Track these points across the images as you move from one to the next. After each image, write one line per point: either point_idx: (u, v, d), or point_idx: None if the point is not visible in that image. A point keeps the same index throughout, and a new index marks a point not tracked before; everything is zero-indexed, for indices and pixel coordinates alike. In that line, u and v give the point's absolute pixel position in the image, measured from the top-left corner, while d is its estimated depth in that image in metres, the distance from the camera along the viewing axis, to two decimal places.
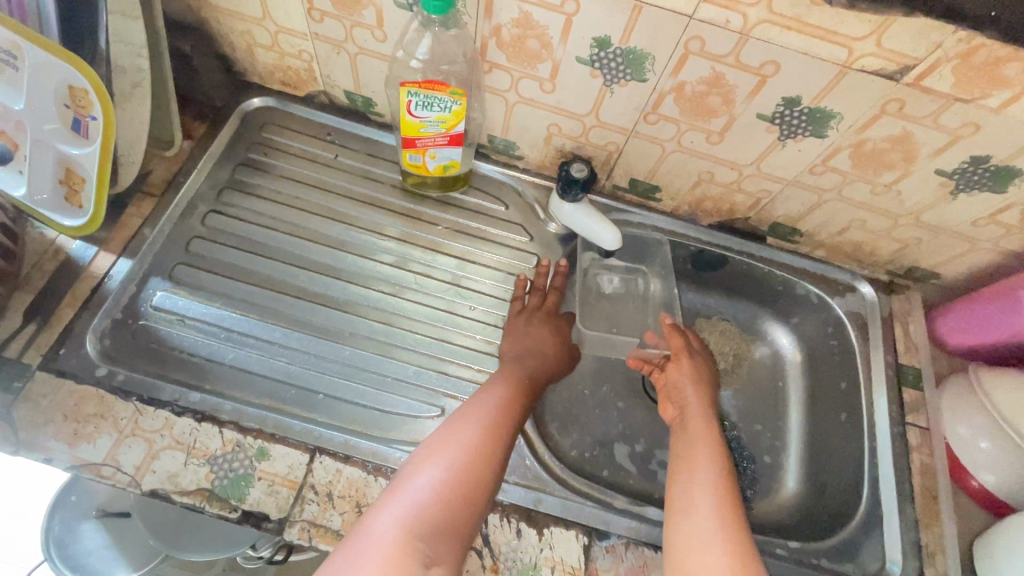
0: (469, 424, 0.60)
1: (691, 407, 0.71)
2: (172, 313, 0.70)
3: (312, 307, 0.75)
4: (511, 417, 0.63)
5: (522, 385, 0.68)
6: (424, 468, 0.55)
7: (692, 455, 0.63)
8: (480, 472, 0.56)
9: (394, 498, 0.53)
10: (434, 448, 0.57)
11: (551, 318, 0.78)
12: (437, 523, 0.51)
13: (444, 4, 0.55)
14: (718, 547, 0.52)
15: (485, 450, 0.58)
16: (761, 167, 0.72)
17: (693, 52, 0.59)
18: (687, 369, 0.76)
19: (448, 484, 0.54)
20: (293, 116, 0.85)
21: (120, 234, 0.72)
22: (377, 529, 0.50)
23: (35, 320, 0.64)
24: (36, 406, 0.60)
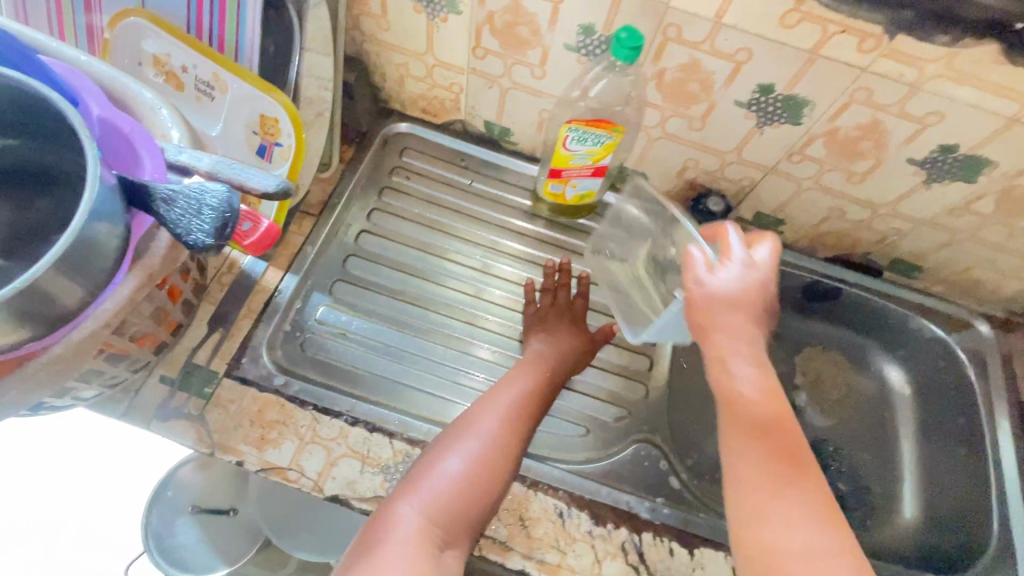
0: (491, 416, 0.63)
1: (748, 377, 0.53)
2: (335, 327, 0.75)
3: (453, 324, 0.79)
4: (530, 408, 0.65)
5: (544, 377, 0.69)
6: (444, 460, 0.58)
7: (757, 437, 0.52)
8: (498, 463, 0.59)
9: (417, 488, 0.56)
10: (454, 439, 0.60)
11: (568, 308, 0.78)
12: (454, 513, 0.56)
13: (635, 53, 0.58)
14: (799, 542, 0.47)
15: (507, 443, 0.61)
16: (897, 207, 0.74)
17: (858, 101, 0.62)
18: (706, 318, 0.55)
19: (467, 475, 0.57)
20: (430, 141, 0.89)
21: (284, 251, 0.76)
22: (399, 518, 0.54)
23: (219, 329, 0.69)
24: (226, 411, 0.65)
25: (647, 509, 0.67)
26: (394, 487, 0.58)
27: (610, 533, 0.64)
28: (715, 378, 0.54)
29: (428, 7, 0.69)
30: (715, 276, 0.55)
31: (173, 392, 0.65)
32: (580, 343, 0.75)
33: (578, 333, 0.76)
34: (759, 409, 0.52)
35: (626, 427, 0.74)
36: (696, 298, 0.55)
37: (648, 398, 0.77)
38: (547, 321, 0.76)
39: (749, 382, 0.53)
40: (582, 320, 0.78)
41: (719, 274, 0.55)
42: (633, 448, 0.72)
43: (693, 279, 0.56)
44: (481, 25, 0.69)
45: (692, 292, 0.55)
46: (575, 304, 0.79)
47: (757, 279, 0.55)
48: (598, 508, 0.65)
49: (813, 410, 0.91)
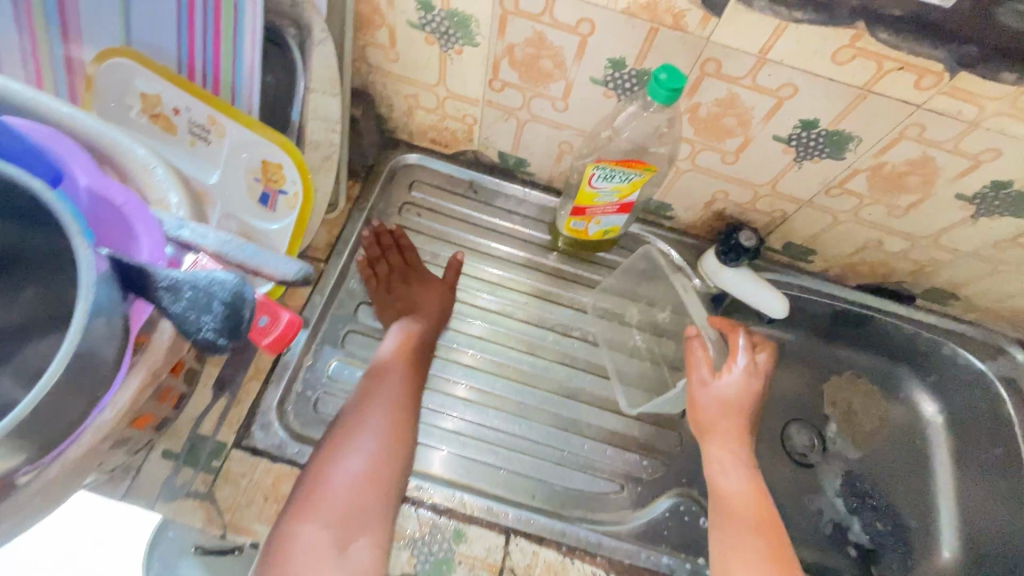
0: (370, 410, 0.61)
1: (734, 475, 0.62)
2: (350, 384, 0.69)
3: (470, 372, 0.73)
4: (415, 392, 0.65)
5: (421, 353, 0.68)
6: (334, 467, 0.57)
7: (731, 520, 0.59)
8: (390, 455, 0.59)
9: (311, 501, 0.56)
10: (337, 442, 0.59)
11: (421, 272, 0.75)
12: (360, 513, 0.56)
13: (674, 94, 0.53)
14: None
15: (388, 431, 0.60)
16: (939, 239, 0.71)
17: (909, 136, 0.58)
18: (697, 403, 0.66)
19: (365, 474, 0.57)
20: (441, 172, 0.84)
21: (292, 302, 0.70)
22: (297, 537, 0.53)
23: (225, 394, 0.64)
24: (237, 486, 0.60)
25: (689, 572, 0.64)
26: (286, 506, 0.56)
27: None
28: (710, 474, 0.63)
29: (441, 39, 0.64)
30: (717, 377, 0.65)
31: (178, 468, 0.60)
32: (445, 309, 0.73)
33: (442, 299, 0.73)
34: (744, 508, 0.60)
35: (661, 479, 0.71)
36: (711, 390, 0.65)
37: (683, 446, 0.73)
38: (399, 289, 0.73)
39: (739, 482, 0.61)
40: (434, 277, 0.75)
41: (722, 376, 0.65)
42: (670, 504, 0.68)
43: (699, 373, 0.66)
44: (499, 57, 0.64)
45: (695, 382, 0.66)
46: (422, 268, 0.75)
47: (753, 390, 0.65)
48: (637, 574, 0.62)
49: (844, 441, 0.88)
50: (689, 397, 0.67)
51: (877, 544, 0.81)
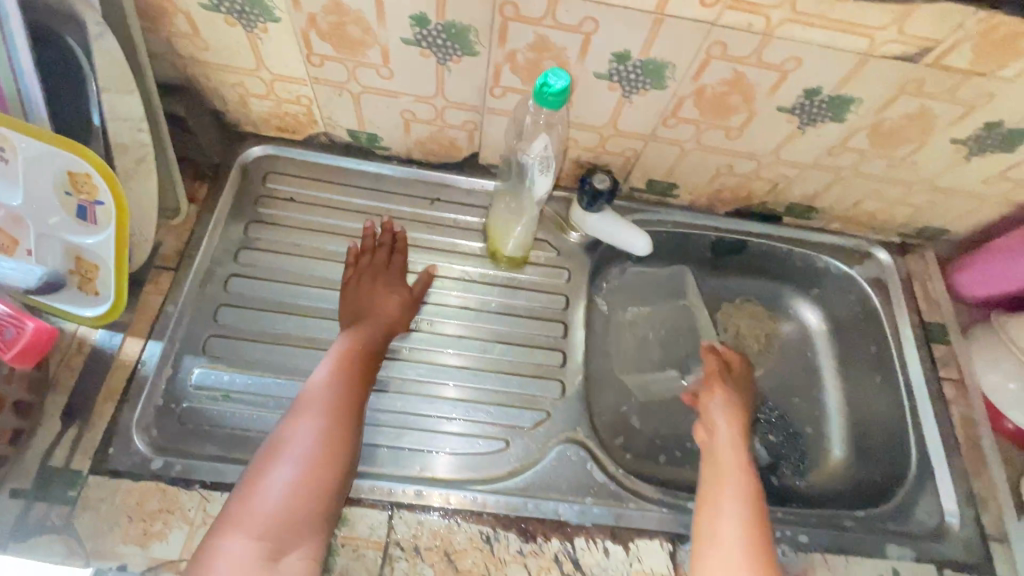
0: (319, 412, 0.60)
1: (720, 437, 0.69)
2: (216, 390, 0.67)
3: None
4: (355, 393, 0.62)
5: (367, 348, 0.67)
6: (280, 471, 0.56)
7: (721, 488, 0.62)
8: (329, 460, 0.57)
9: (244, 511, 0.53)
10: (283, 446, 0.57)
11: (376, 265, 0.74)
12: (290, 517, 0.54)
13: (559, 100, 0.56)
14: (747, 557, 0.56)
15: (334, 435, 0.59)
16: (780, 155, 0.73)
17: (715, 56, 0.59)
18: (723, 396, 0.73)
19: (300, 479, 0.55)
20: (295, 160, 0.81)
21: (144, 316, 0.68)
22: (230, 545, 0.51)
23: (75, 422, 0.61)
24: (97, 512, 0.57)
25: (578, 513, 0.65)
26: (220, 516, 0.54)
27: (542, 547, 0.62)
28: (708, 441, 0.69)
29: (241, 18, 0.61)
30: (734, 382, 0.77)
31: (30, 505, 0.57)
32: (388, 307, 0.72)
33: (388, 297, 0.72)
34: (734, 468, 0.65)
35: (548, 429, 0.71)
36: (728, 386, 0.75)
37: (565, 396, 0.74)
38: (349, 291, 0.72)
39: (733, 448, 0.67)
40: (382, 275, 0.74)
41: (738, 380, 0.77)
42: (558, 451, 0.69)
43: (720, 376, 0.75)
44: (305, 29, 0.62)
45: (716, 384, 0.74)
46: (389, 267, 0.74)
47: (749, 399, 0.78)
48: (525, 523, 0.63)
49: None
50: (707, 388, 0.75)
51: (776, 456, 0.84)
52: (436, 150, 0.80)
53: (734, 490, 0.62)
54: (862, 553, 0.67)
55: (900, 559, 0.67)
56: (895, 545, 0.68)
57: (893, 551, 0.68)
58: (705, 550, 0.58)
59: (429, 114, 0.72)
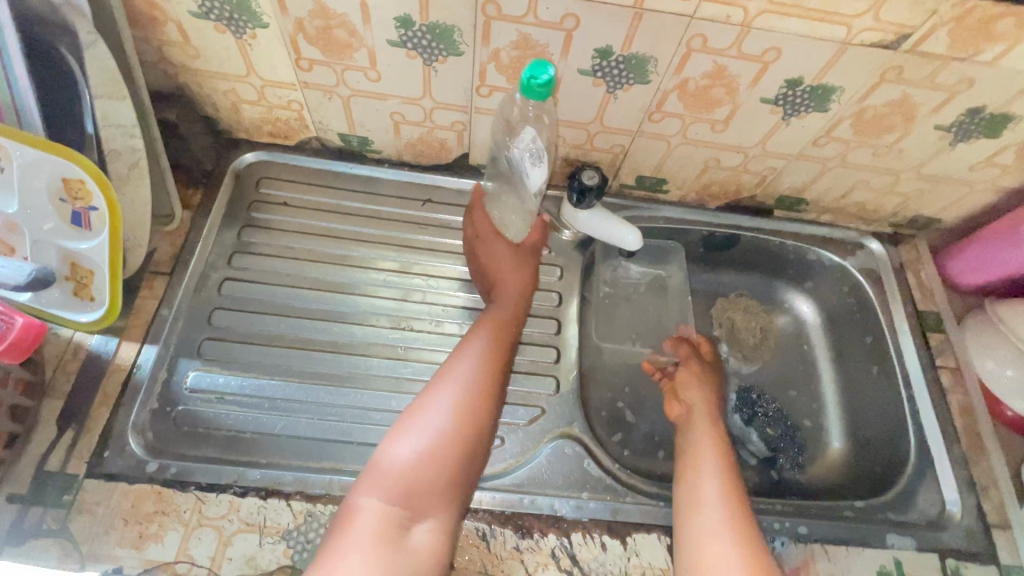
0: (463, 391, 0.63)
1: (695, 414, 0.72)
2: (210, 392, 0.68)
3: (346, 359, 0.73)
4: (493, 375, 0.66)
5: (503, 334, 0.70)
6: (415, 442, 0.59)
7: (700, 456, 0.65)
8: (463, 436, 0.61)
9: (381, 473, 0.58)
10: (420, 418, 0.61)
11: (498, 243, 0.76)
12: (424, 487, 0.57)
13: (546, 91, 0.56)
14: (724, 530, 0.57)
15: (464, 415, 0.62)
16: (766, 147, 0.73)
17: (696, 49, 0.60)
18: (698, 372, 0.77)
19: (435, 450, 0.59)
20: (288, 165, 0.83)
21: (139, 321, 0.69)
22: (370, 505, 0.56)
23: (71, 426, 0.61)
24: (93, 515, 0.57)
25: (574, 508, 0.64)
26: (361, 475, 0.58)
27: (538, 543, 0.61)
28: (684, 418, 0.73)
29: (230, 25, 0.62)
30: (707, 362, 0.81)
31: (25, 509, 0.57)
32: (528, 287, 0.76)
33: (525, 275, 0.76)
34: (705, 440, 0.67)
35: (543, 425, 0.71)
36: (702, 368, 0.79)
37: (560, 392, 0.74)
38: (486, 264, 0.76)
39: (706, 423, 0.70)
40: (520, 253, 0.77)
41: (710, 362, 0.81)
42: (553, 447, 0.69)
43: (692, 358, 0.79)
44: (293, 34, 0.63)
45: (693, 362, 0.79)
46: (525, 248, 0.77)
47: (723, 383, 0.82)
48: (522, 519, 0.63)
49: (736, 358, 0.90)
50: (684, 368, 0.78)
51: (775, 450, 0.83)
52: (426, 151, 0.81)
53: (711, 461, 0.64)
54: (861, 543, 0.66)
55: (901, 548, 0.66)
56: (895, 535, 0.67)
57: (893, 540, 0.67)
58: (689, 513, 0.59)
59: (417, 116, 0.73)
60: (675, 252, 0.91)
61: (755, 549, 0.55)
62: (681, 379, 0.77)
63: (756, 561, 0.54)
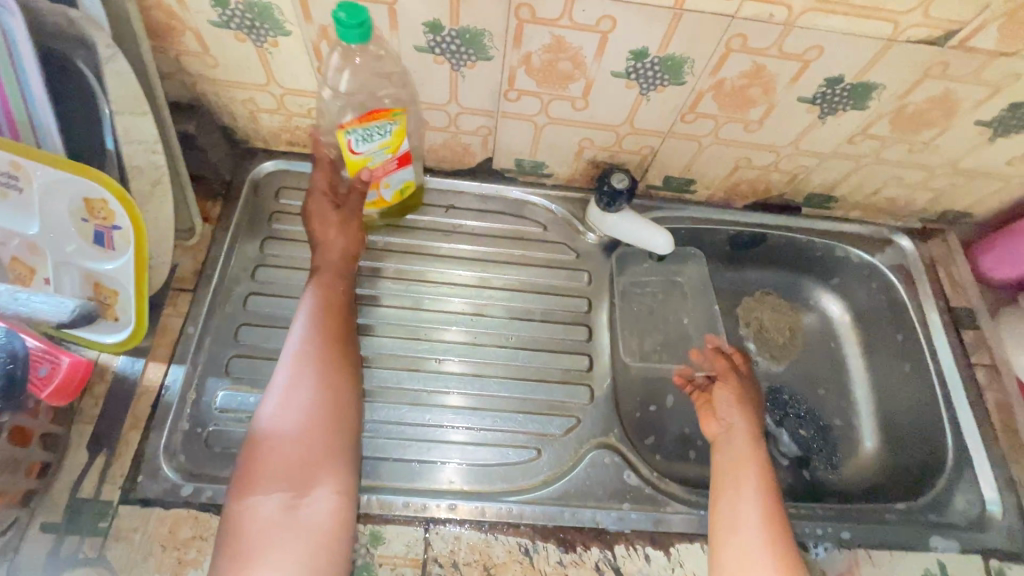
0: (304, 361, 0.60)
1: (735, 432, 0.68)
2: (241, 411, 0.66)
3: (376, 373, 0.71)
4: (337, 335, 0.63)
5: (344, 295, 0.67)
6: (274, 433, 0.55)
7: (741, 478, 0.63)
8: (322, 401, 0.58)
9: (251, 474, 0.54)
10: (268, 409, 0.57)
11: (319, 203, 0.69)
12: (299, 463, 0.54)
13: (366, 30, 0.52)
14: (761, 555, 0.56)
15: (317, 392, 0.58)
16: (800, 145, 0.72)
17: (735, 49, 0.58)
18: (737, 390, 0.72)
19: (298, 426, 0.56)
20: (306, 174, 0.81)
21: (164, 339, 0.67)
22: (249, 505, 0.52)
23: (102, 451, 0.60)
24: (130, 542, 0.56)
25: (615, 519, 0.63)
26: (232, 480, 0.54)
27: (582, 557, 0.60)
28: (720, 431, 0.70)
29: (251, 33, 0.60)
30: (741, 373, 0.75)
31: (61, 539, 0.55)
32: (352, 249, 0.70)
33: (348, 236, 0.69)
34: (743, 458, 0.65)
35: (579, 435, 0.70)
36: (743, 384, 0.74)
37: (593, 401, 0.73)
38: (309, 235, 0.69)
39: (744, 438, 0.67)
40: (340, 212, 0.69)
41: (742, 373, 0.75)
42: (589, 458, 0.68)
43: (728, 373, 0.74)
44: (317, 41, 0.61)
45: (731, 377, 0.74)
46: (347, 202, 0.69)
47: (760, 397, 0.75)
48: (564, 533, 0.62)
49: (765, 358, 0.89)
50: (721, 381, 0.74)
51: (807, 451, 0.83)
52: (448, 156, 0.79)
53: (753, 481, 0.62)
54: (904, 546, 0.66)
55: (945, 551, 0.66)
56: (938, 537, 0.67)
57: (936, 543, 0.66)
58: (728, 537, 0.58)
59: (442, 121, 0.71)
60: (693, 260, 0.90)
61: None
62: (716, 396, 0.73)
63: None
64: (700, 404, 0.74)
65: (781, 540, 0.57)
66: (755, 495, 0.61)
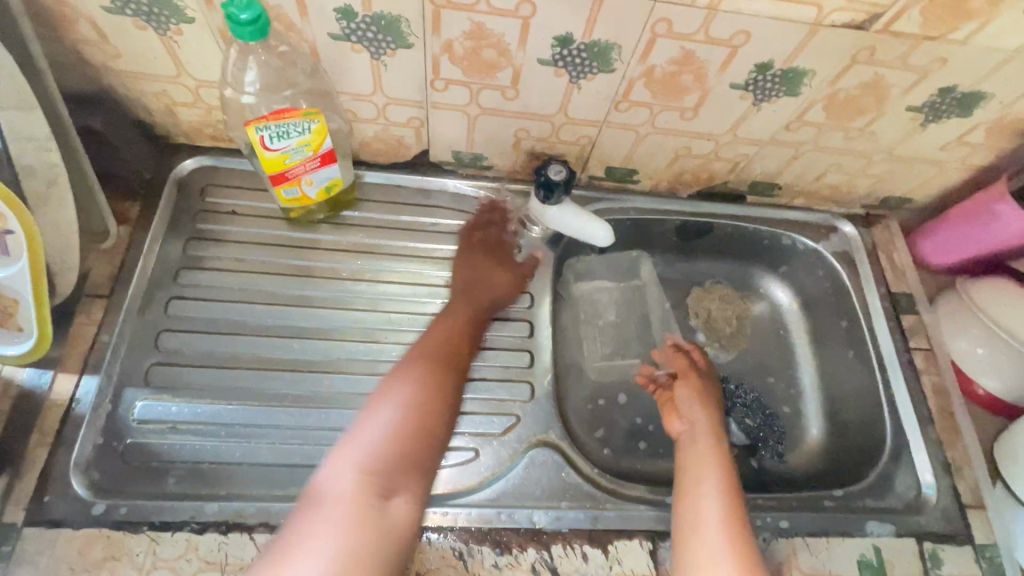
0: (425, 364, 0.61)
1: (698, 428, 0.68)
2: (161, 421, 0.63)
3: (309, 376, 0.69)
4: (458, 352, 0.65)
5: (467, 314, 0.70)
6: (382, 418, 0.55)
7: (703, 477, 0.61)
8: (434, 402, 0.58)
9: (351, 445, 0.53)
10: (383, 398, 0.57)
11: (500, 253, 0.77)
12: (399, 454, 0.54)
13: (261, 27, 0.51)
14: (722, 552, 0.54)
15: (432, 396, 0.59)
16: (737, 133, 0.71)
17: (661, 34, 0.56)
18: (698, 387, 0.73)
19: (407, 419, 0.56)
20: (233, 170, 0.77)
21: (75, 349, 0.63)
22: (337, 483, 0.50)
23: (5, 471, 0.56)
24: (35, 567, 0.53)
25: (553, 519, 0.62)
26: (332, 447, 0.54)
27: (518, 559, 0.59)
28: (685, 430, 0.69)
29: (150, 21, 0.57)
30: (706, 374, 0.76)
31: None
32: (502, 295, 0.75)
33: (507, 291, 0.75)
34: (706, 453, 0.64)
35: (519, 434, 0.69)
36: (704, 382, 0.74)
37: (536, 398, 0.72)
38: (473, 264, 0.75)
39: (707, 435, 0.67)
40: (507, 261, 0.77)
41: (708, 375, 0.76)
42: (528, 456, 0.67)
43: (689, 372, 0.75)
44: (224, 29, 0.58)
45: (694, 375, 0.74)
46: (520, 267, 0.77)
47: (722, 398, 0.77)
48: (499, 535, 0.60)
49: (713, 348, 0.88)
50: (683, 380, 0.74)
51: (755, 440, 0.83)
52: (383, 150, 0.76)
53: (713, 476, 0.61)
54: (842, 532, 0.66)
55: (880, 535, 0.66)
56: (874, 522, 0.67)
57: (873, 528, 0.67)
58: (692, 540, 0.56)
59: (370, 113, 0.69)
60: (643, 263, 0.90)
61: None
62: (682, 395, 0.73)
63: None
64: (665, 405, 0.75)
65: (744, 537, 0.55)
66: (717, 491, 0.59)
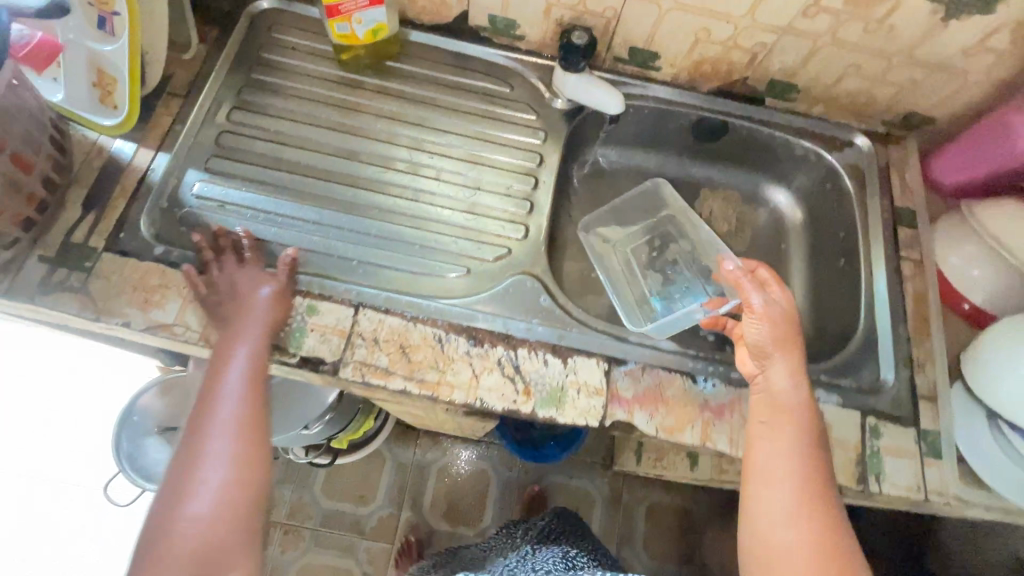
0: (236, 400, 0.57)
1: (775, 378, 0.61)
2: (213, 201, 0.76)
3: (337, 188, 0.79)
4: (263, 372, 0.60)
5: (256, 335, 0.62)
6: (205, 466, 0.53)
7: (779, 428, 0.59)
8: (252, 431, 0.56)
9: (180, 500, 0.51)
10: (200, 439, 0.54)
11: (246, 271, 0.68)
12: (241, 490, 0.53)
13: None
14: (795, 513, 0.54)
15: (257, 429, 0.56)
16: (755, 17, 0.75)
17: None
18: (766, 324, 0.63)
19: (238, 454, 0.54)
20: (298, 15, 0.88)
21: (154, 132, 0.76)
22: (181, 518, 0.50)
23: (93, 210, 0.70)
24: (108, 281, 0.67)
25: (524, 329, 0.71)
26: (157, 505, 0.51)
27: (487, 352, 0.68)
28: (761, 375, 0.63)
29: None
30: (775, 300, 0.64)
31: (52, 269, 0.66)
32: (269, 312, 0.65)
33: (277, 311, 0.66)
34: (784, 410, 0.60)
35: (507, 264, 0.78)
36: (773, 310, 0.63)
37: (528, 239, 0.80)
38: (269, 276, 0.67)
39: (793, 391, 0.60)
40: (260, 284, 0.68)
41: (779, 302, 0.64)
42: (512, 282, 0.75)
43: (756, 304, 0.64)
44: None
45: (757, 303, 0.64)
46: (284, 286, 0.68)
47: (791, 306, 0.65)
48: (475, 331, 0.70)
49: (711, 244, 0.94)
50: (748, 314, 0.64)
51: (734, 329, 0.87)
52: (427, 8, 0.85)
53: (796, 432, 0.58)
54: None
55: (825, 402, 0.71)
56: (824, 392, 0.72)
57: (819, 395, 0.71)
58: (762, 490, 0.56)
59: None
60: (664, 185, 0.93)
61: (836, 543, 0.52)
62: (749, 335, 0.64)
63: (829, 553, 0.51)
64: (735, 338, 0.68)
65: (824, 503, 0.54)
66: (797, 451, 0.57)
